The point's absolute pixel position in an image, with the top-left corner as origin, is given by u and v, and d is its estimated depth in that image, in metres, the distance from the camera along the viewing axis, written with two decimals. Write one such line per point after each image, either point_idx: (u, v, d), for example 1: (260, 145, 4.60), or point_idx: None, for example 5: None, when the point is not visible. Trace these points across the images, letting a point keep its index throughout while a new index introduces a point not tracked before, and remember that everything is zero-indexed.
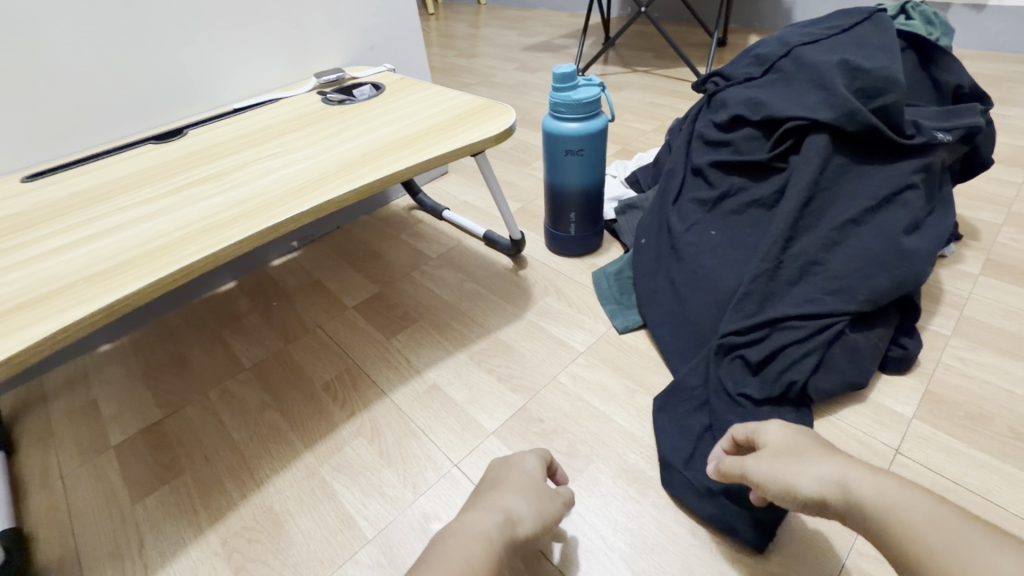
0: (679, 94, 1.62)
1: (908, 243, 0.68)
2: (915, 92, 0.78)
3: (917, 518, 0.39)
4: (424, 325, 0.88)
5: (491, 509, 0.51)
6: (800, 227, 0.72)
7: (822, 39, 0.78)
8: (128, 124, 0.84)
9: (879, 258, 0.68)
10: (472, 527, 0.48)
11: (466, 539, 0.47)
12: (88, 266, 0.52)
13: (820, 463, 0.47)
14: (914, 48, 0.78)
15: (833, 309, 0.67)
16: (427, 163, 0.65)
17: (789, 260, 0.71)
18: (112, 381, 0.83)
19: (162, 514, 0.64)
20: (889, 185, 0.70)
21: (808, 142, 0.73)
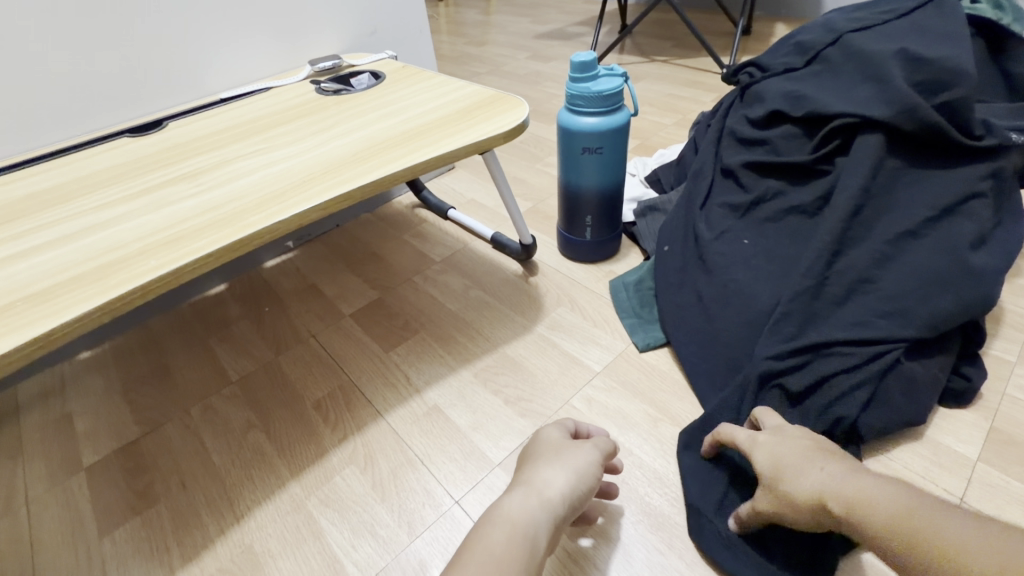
0: (701, 86, 1.52)
1: (976, 261, 0.59)
2: (984, 86, 0.69)
3: (887, 505, 0.39)
4: (425, 337, 0.81)
5: (521, 485, 0.48)
6: (849, 240, 0.63)
7: (876, 25, 0.68)
8: (105, 115, 0.77)
9: (940, 276, 0.59)
10: (502, 509, 0.45)
11: (494, 521, 0.44)
12: (33, 283, 0.45)
13: (807, 462, 0.46)
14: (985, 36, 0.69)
15: (888, 334, 0.58)
16: (427, 163, 0.57)
17: (836, 277, 0.62)
18: (89, 394, 0.78)
19: (132, 551, 0.58)
20: (953, 193, 0.61)
21: (858, 142, 0.64)
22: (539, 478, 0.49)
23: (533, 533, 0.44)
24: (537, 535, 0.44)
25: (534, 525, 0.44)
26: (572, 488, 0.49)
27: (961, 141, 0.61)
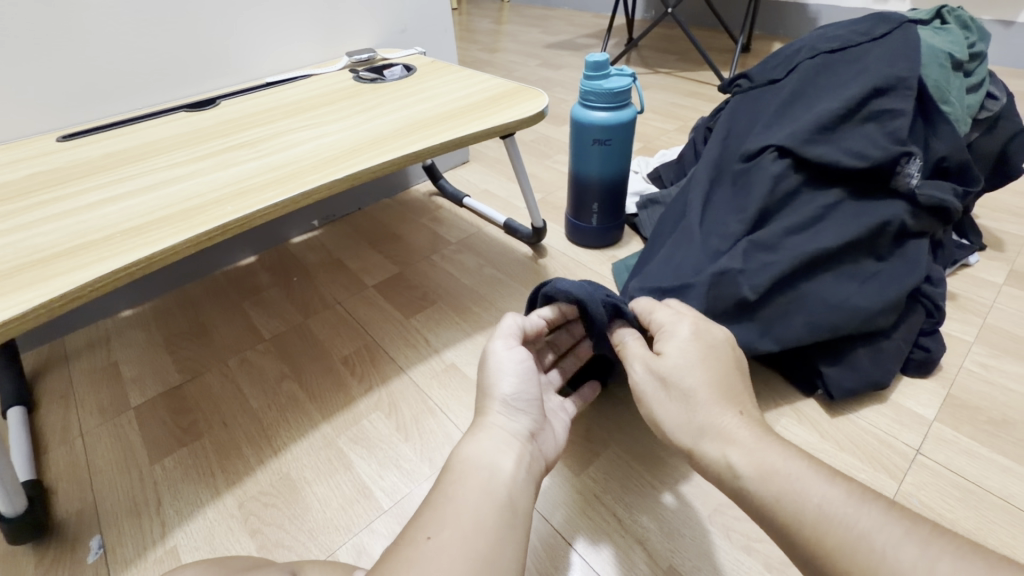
0: (701, 96, 1.62)
1: (867, 291, 0.64)
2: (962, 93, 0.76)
3: (813, 507, 0.36)
4: (443, 307, 0.88)
5: (487, 427, 0.47)
6: (782, 229, 0.66)
7: (850, 45, 0.72)
8: (161, 93, 0.85)
9: (836, 299, 0.64)
10: (476, 458, 0.44)
11: (471, 472, 0.42)
12: (128, 220, 0.52)
13: (724, 412, 0.44)
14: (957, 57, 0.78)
15: (814, 321, 0.64)
16: (459, 140, 0.65)
17: (763, 252, 0.64)
18: (132, 346, 0.84)
19: (180, 475, 0.65)
20: (872, 218, 0.65)
21: (802, 143, 0.66)
22: (498, 402, 0.49)
23: (502, 473, 0.43)
24: (498, 470, 0.43)
25: (492, 457, 0.44)
26: (518, 394, 0.50)
27: (889, 164, 0.64)
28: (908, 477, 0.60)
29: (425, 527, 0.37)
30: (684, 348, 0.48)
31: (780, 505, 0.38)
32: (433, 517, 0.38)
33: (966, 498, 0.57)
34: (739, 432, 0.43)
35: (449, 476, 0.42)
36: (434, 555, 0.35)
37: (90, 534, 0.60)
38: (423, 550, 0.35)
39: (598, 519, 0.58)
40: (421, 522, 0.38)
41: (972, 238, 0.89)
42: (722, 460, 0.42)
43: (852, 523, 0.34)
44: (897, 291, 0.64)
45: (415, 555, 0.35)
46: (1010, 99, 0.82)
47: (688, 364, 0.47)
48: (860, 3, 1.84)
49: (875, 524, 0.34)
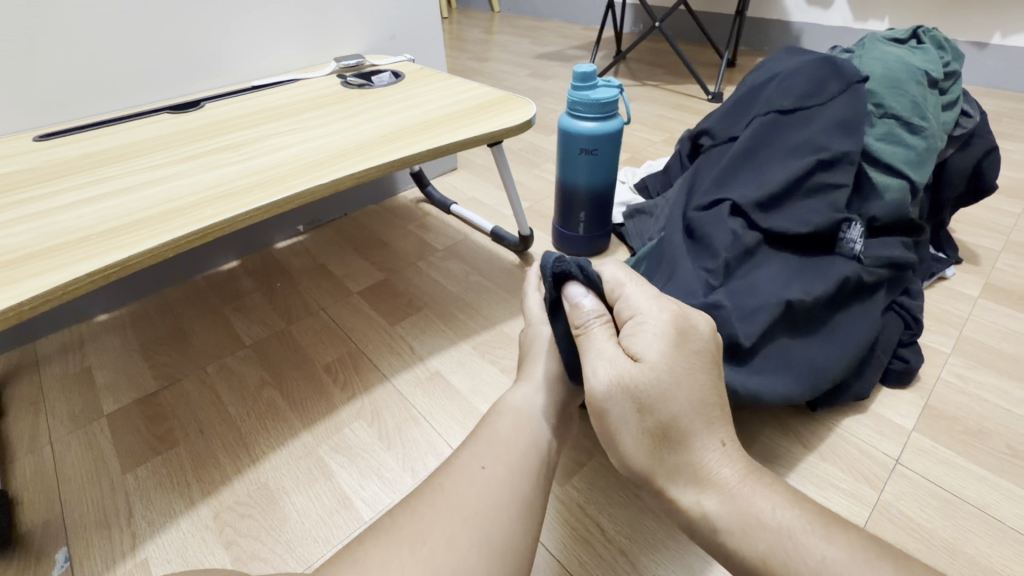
0: (688, 109, 1.65)
1: (827, 348, 0.63)
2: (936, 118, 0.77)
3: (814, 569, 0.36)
4: (429, 315, 0.87)
5: (530, 382, 0.54)
6: (750, 283, 0.63)
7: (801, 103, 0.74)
8: (144, 94, 0.84)
9: (805, 355, 0.61)
10: (519, 406, 0.51)
11: (515, 419, 0.50)
12: (104, 222, 0.51)
13: (709, 440, 0.42)
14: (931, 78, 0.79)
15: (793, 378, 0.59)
16: (446, 147, 0.65)
17: (737, 300, 0.61)
18: (107, 351, 0.82)
19: (154, 484, 0.63)
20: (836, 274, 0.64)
21: (756, 205, 0.68)
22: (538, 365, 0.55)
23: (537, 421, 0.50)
24: (535, 427, 0.50)
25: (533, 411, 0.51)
26: None
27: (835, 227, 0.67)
28: (888, 487, 0.60)
29: (477, 457, 0.46)
30: (654, 345, 0.42)
31: (769, 562, 0.38)
32: (484, 453, 0.46)
33: (943, 508, 0.58)
34: (724, 467, 0.42)
35: (498, 420, 0.50)
36: (484, 483, 0.43)
37: (56, 547, 0.57)
38: (474, 475, 0.44)
39: (582, 530, 0.58)
40: (469, 455, 0.46)
41: (948, 251, 0.92)
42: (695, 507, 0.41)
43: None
44: (853, 349, 0.63)
45: (468, 478, 0.44)
46: (984, 118, 0.85)
47: (665, 379, 0.41)
48: (841, 22, 1.89)
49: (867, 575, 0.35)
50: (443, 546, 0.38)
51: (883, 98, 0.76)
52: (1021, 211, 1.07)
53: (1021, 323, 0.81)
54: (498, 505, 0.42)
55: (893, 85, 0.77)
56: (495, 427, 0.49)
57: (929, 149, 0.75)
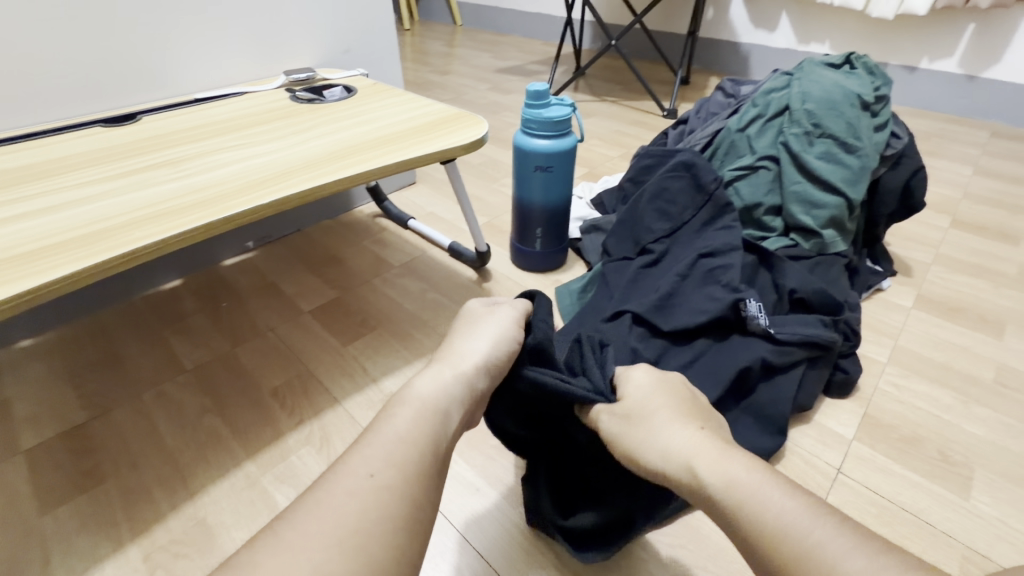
0: (644, 125, 1.69)
1: None
2: (870, 150, 0.81)
3: (772, 519, 0.37)
4: (383, 334, 0.85)
5: (437, 366, 0.49)
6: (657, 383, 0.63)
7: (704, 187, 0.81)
8: (75, 106, 0.79)
9: None
10: (419, 395, 0.46)
11: (411, 412, 0.44)
12: (17, 246, 0.47)
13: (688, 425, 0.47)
14: (862, 106, 0.83)
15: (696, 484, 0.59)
16: (396, 166, 0.64)
17: None
18: (31, 380, 0.77)
19: (78, 525, 0.58)
20: (735, 365, 0.64)
21: (653, 311, 0.70)
22: (460, 351, 0.51)
23: (439, 409, 0.45)
24: (442, 414, 0.45)
25: (441, 403, 0.45)
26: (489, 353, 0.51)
27: (731, 311, 0.68)
28: (830, 497, 0.62)
29: (367, 463, 0.39)
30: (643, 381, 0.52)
31: (742, 511, 0.39)
32: (376, 455, 0.40)
33: (881, 515, 0.60)
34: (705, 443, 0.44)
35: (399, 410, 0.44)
36: (366, 494, 0.37)
37: None
38: (359, 486, 0.37)
39: (529, 547, 0.58)
40: (359, 457, 0.39)
41: (884, 264, 0.97)
42: (686, 471, 0.43)
43: (807, 534, 0.35)
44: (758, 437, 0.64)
45: (356, 486, 0.37)
46: (911, 139, 0.90)
47: (646, 398, 0.50)
48: (786, 45, 1.99)
49: (829, 534, 0.35)
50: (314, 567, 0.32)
51: (822, 118, 0.81)
52: (949, 225, 1.14)
53: (950, 332, 0.86)
54: (387, 511, 0.36)
55: (830, 107, 0.82)
56: (393, 420, 0.43)
57: (864, 168, 0.79)
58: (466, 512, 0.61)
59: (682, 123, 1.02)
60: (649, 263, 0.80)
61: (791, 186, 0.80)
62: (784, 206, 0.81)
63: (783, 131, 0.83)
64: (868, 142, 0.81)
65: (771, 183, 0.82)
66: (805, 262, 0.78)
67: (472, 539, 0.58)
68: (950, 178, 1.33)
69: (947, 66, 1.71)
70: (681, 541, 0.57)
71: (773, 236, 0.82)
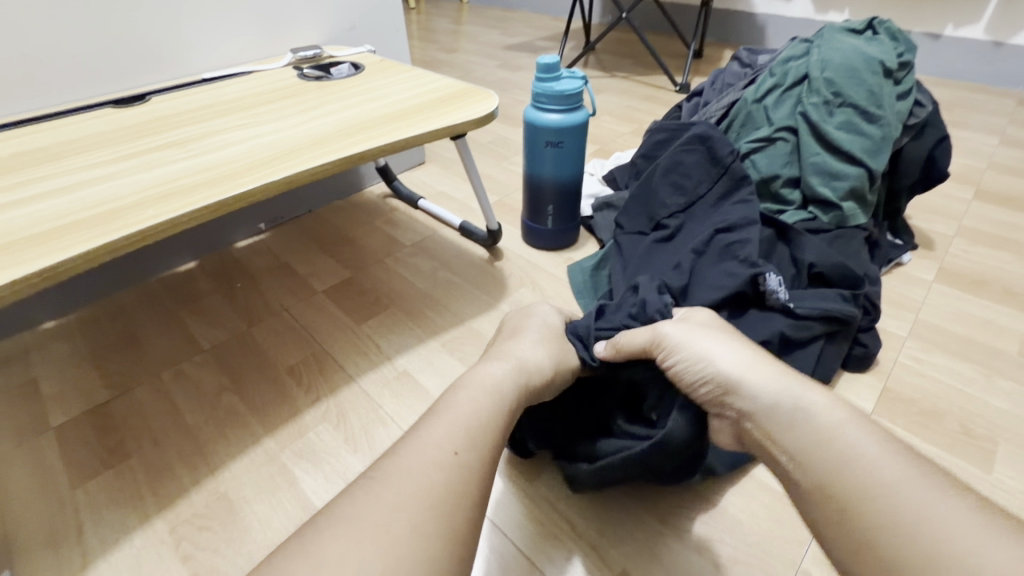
0: (656, 100, 1.65)
1: None
2: (892, 119, 0.78)
3: (859, 445, 0.38)
4: (396, 312, 0.85)
5: (498, 359, 0.50)
6: None
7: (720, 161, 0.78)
8: (85, 88, 0.79)
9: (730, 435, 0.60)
10: (484, 380, 0.46)
11: (477, 392, 0.44)
12: (33, 226, 0.48)
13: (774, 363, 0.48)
14: (885, 73, 0.80)
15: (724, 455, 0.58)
16: (407, 141, 0.63)
17: None
18: (54, 360, 0.78)
19: (105, 499, 0.60)
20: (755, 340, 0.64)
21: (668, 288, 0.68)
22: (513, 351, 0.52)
23: (506, 394, 0.46)
24: (504, 398, 0.45)
25: (505, 388, 0.46)
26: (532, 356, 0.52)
27: (748, 287, 0.67)
28: None
29: (447, 440, 0.39)
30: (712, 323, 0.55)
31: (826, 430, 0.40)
32: (452, 434, 0.40)
33: None
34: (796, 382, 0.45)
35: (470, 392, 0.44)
36: (446, 471, 0.37)
37: None
38: (444, 461, 0.38)
39: (554, 529, 0.57)
40: (435, 433, 0.40)
41: (905, 237, 0.94)
42: (774, 384, 0.44)
43: (891, 468, 0.36)
44: None
45: (438, 464, 0.38)
46: (935, 107, 0.86)
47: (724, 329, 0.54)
48: (804, 14, 1.92)
49: (913, 473, 0.36)
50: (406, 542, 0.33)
51: (842, 86, 0.78)
52: (972, 197, 1.11)
53: (972, 306, 0.84)
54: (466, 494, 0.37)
55: (850, 75, 0.79)
56: (463, 398, 0.44)
57: (885, 138, 0.77)
58: (489, 497, 0.61)
59: (696, 95, 0.99)
60: (663, 239, 0.79)
61: (810, 157, 0.78)
62: (802, 179, 0.78)
63: (801, 101, 0.81)
64: (891, 111, 0.78)
65: (789, 155, 0.80)
66: (824, 236, 0.76)
67: (495, 520, 0.58)
68: (975, 149, 1.28)
69: (973, 33, 1.64)
70: (697, 513, 0.58)
71: (791, 209, 0.79)
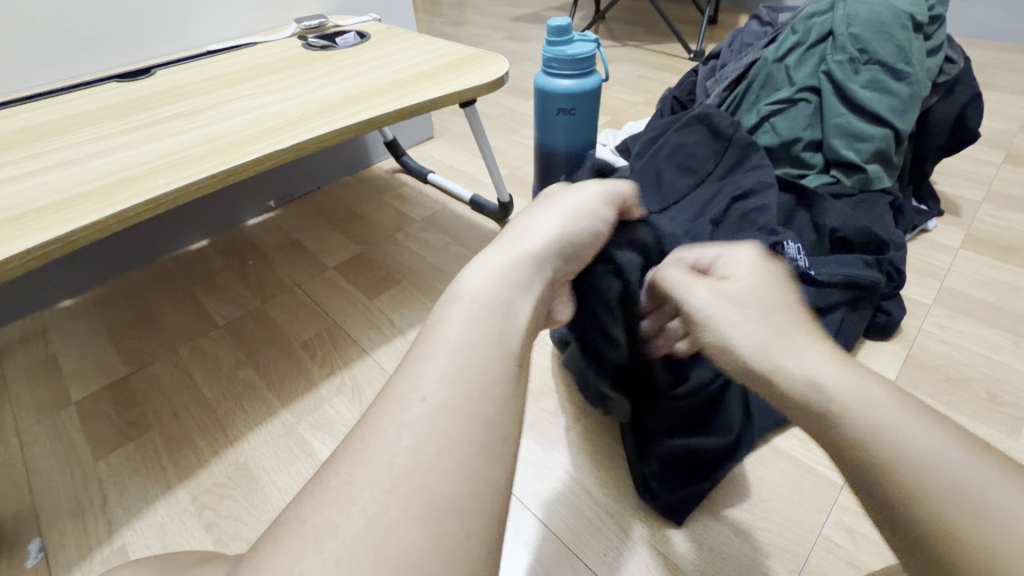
0: (669, 69, 1.60)
1: None
2: (922, 77, 0.74)
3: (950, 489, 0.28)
4: (408, 287, 0.85)
5: (501, 242, 0.40)
6: None
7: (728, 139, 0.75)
8: (89, 63, 0.78)
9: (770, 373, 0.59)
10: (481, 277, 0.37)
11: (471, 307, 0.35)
12: (43, 198, 0.48)
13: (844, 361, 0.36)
14: (915, 29, 0.77)
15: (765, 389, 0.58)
16: (415, 107, 0.62)
17: None
18: (73, 338, 0.79)
19: (128, 470, 0.61)
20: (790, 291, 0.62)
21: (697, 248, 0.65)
22: (526, 231, 0.41)
23: (502, 299, 0.36)
24: (503, 301, 0.36)
25: (503, 293, 0.36)
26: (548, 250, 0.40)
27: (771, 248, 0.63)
28: None
29: (417, 387, 0.31)
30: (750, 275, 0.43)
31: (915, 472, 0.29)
32: (430, 384, 0.31)
33: None
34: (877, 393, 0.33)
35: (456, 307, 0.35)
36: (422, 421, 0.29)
37: (29, 537, 0.56)
38: (413, 415, 0.30)
39: (571, 497, 0.57)
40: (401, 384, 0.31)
41: (930, 203, 0.91)
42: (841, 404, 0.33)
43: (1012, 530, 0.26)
44: None
45: (406, 420, 0.29)
46: (968, 64, 0.82)
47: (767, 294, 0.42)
48: None
49: None
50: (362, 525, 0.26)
51: (869, 42, 0.75)
52: (1002, 161, 1.07)
53: (1001, 272, 0.81)
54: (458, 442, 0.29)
55: (878, 30, 0.75)
56: (445, 320, 0.35)
57: (913, 96, 0.73)
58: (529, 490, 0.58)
59: (713, 58, 0.96)
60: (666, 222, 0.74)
61: (833, 118, 0.75)
62: (825, 141, 0.76)
63: (825, 59, 0.77)
64: (921, 68, 0.74)
65: (811, 117, 0.77)
66: (847, 200, 0.73)
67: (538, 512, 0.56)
68: (1005, 111, 1.23)
69: None
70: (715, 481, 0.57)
71: (812, 173, 0.77)
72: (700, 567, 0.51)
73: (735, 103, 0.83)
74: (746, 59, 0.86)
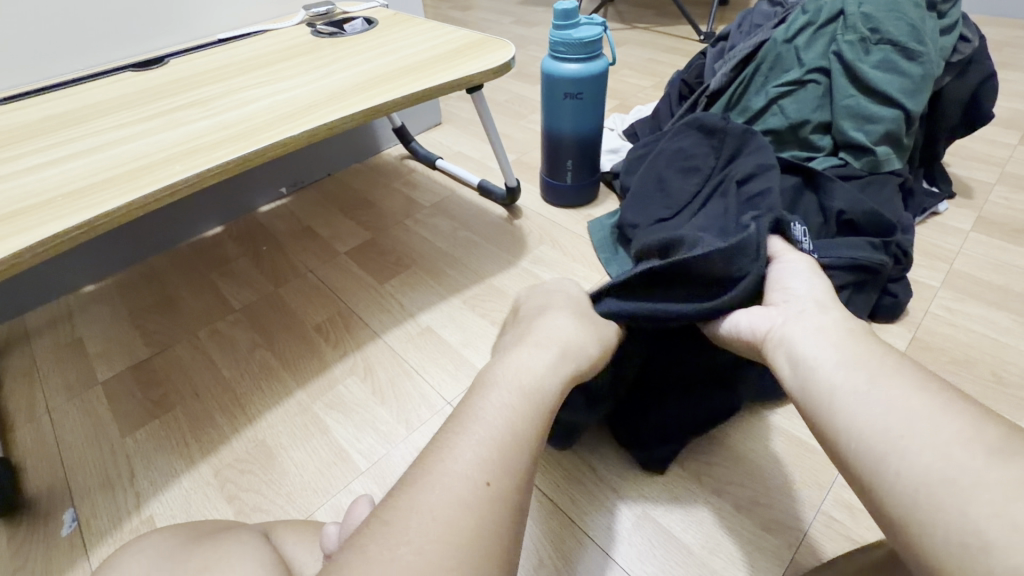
0: (678, 51, 1.58)
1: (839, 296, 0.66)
2: (935, 56, 0.74)
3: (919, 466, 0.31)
4: (418, 272, 0.86)
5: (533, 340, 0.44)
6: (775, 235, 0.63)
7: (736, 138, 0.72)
8: (104, 53, 0.80)
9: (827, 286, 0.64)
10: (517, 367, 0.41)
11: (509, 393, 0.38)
12: (68, 184, 0.50)
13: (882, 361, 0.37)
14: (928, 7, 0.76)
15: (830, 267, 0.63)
16: (423, 93, 0.63)
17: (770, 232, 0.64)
18: (97, 321, 0.82)
19: (153, 446, 0.64)
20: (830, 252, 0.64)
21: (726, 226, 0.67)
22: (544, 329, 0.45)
23: (544, 388, 0.40)
24: (541, 383, 0.40)
25: (547, 383, 0.40)
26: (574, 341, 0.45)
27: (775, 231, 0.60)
28: None
29: (471, 465, 0.33)
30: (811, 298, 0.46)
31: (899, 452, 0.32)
32: (483, 458, 0.34)
33: None
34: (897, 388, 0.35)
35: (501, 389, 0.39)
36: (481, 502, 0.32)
37: (63, 508, 0.59)
38: (473, 494, 0.32)
39: (577, 473, 0.59)
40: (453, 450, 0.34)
41: (942, 185, 0.90)
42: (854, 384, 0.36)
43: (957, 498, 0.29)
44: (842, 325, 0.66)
45: (463, 495, 0.31)
46: (982, 43, 0.81)
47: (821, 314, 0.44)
48: None
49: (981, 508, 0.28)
50: (423, 567, 0.28)
51: (881, 22, 0.74)
52: (1018, 142, 1.05)
53: (1011, 255, 0.81)
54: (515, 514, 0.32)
55: (890, 9, 0.74)
56: (485, 402, 0.38)
57: (926, 75, 0.72)
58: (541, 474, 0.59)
59: (722, 40, 0.95)
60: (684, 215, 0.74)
61: (843, 100, 0.74)
62: (834, 123, 0.75)
63: (835, 39, 0.77)
64: (934, 48, 0.74)
65: (820, 99, 0.77)
66: (856, 182, 0.73)
67: (541, 486, 0.58)
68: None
69: None
70: (717, 458, 0.59)
71: (821, 155, 0.76)
72: (701, 540, 0.52)
73: (743, 85, 0.83)
74: (755, 40, 0.85)
